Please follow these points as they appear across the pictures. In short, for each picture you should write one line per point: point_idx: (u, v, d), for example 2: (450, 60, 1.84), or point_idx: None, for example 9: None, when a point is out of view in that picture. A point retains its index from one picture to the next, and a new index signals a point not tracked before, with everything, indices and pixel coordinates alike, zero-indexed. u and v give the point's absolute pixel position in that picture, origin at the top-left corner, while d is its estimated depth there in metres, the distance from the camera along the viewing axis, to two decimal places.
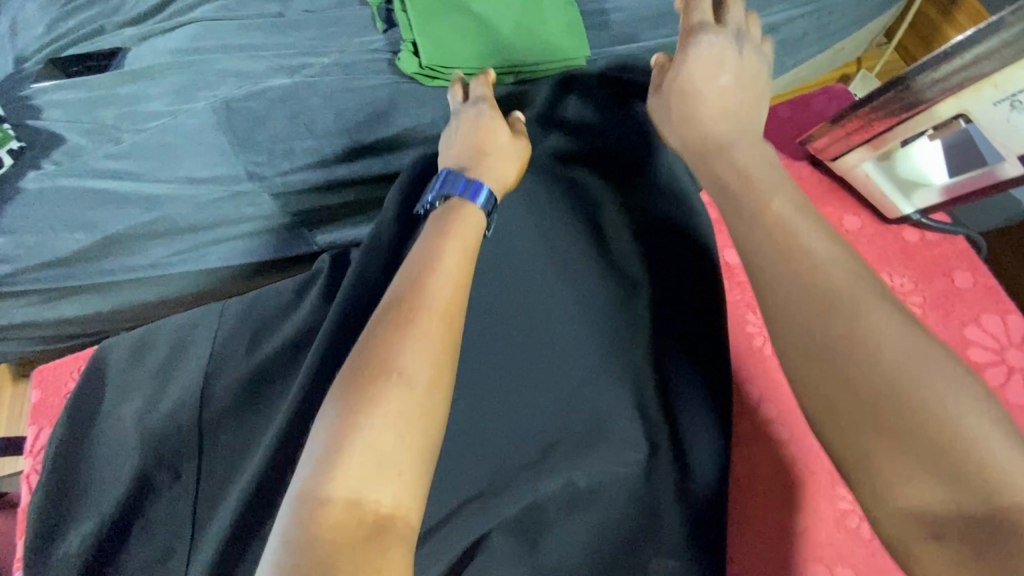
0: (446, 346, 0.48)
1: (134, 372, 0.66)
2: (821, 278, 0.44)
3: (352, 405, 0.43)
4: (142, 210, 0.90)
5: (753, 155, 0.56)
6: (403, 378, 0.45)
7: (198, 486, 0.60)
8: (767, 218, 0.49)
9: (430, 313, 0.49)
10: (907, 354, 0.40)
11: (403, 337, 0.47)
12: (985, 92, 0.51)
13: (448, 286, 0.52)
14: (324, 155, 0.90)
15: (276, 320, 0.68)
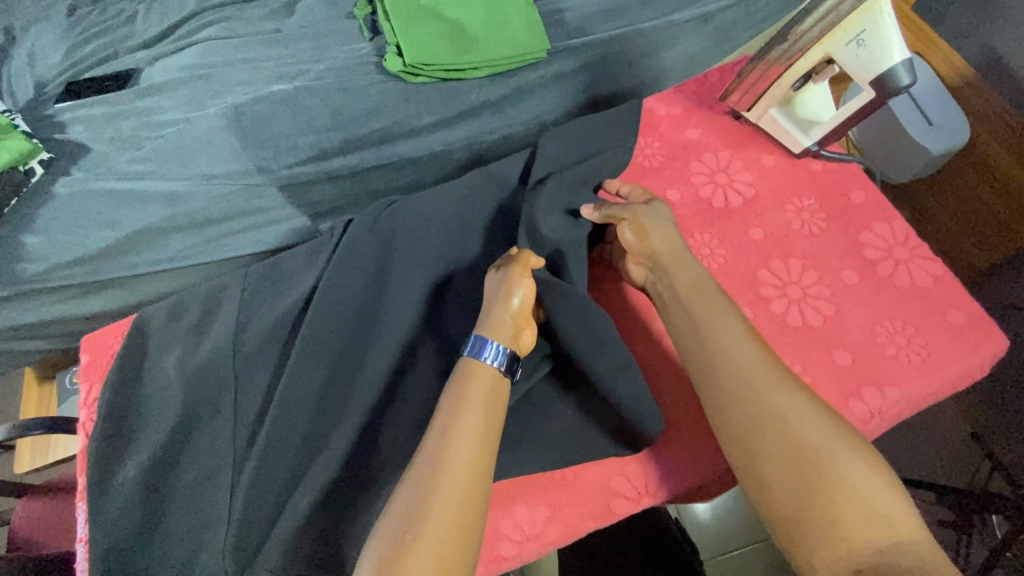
0: (471, 499, 0.54)
1: (172, 331, 0.77)
2: (752, 373, 0.59)
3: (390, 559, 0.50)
4: (162, 206, 1.01)
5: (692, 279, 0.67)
6: (430, 531, 0.52)
7: (237, 412, 0.70)
8: (705, 321, 0.63)
9: (452, 471, 0.55)
10: (817, 430, 0.56)
11: (425, 502, 0.53)
12: (839, 36, 0.65)
13: (471, 445, 0.57)
14: (323, 148, 1.02)
15: (291, 279, 0.78)
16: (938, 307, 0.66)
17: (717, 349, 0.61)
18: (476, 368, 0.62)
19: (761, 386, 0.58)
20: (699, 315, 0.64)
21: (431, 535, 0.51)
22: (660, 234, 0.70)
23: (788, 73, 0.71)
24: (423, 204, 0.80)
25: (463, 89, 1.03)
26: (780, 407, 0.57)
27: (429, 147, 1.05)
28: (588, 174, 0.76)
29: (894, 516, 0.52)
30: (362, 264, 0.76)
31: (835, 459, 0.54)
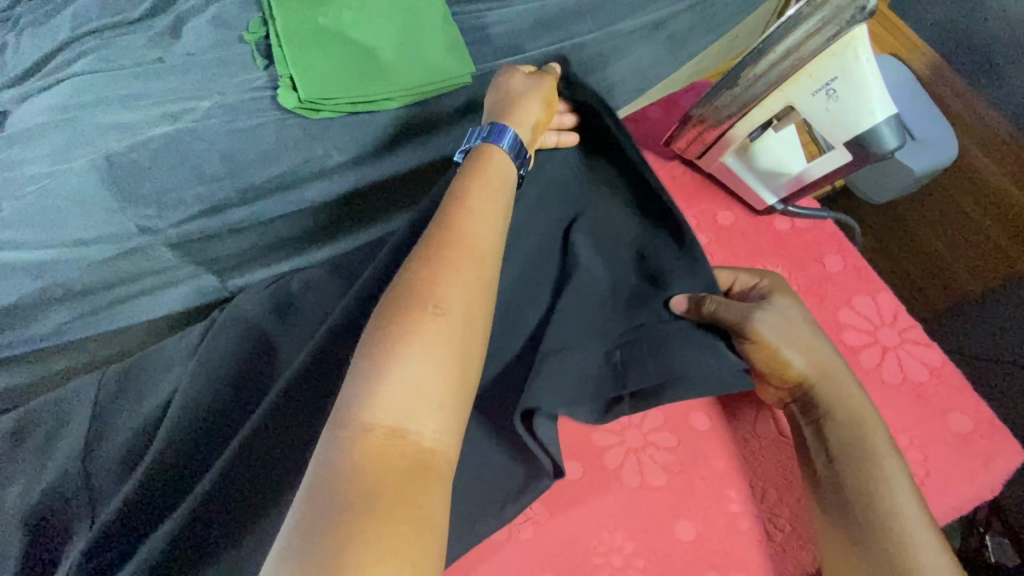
0: (481, 283, 0.49)
1: (12, 457, 0.62)
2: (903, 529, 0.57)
3: (392, 335, 0.44)
4: (31, 278, 0.86)
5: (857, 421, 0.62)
6: (439, 308, 0.46)
7: (73, 563, 0.54)
8: (873, 467, 0.60)
9: (468, 250, 0.51)
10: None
11: (452, 276, 0.48)
12: (805, 84, 0.59)
13: (481, 228, 0.53)
14: (217, 201, 0.88)
15: (159, 380, 0.68)
16: (936, 409, 0.66)
17: (879, 487, 0.59)
18: (484, 160, 0.59)
19: (869, 450, 0.61)
20: (867, 458, 0.60)
21: (456, 311, 0.47)
22: (808, 339, 0.65)
23: (743, 123, 0.66)
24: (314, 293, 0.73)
25: (379, 122, 0.88)
26: (892, 496, 0.58)
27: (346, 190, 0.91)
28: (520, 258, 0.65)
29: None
30: (231, 359, 0.67)
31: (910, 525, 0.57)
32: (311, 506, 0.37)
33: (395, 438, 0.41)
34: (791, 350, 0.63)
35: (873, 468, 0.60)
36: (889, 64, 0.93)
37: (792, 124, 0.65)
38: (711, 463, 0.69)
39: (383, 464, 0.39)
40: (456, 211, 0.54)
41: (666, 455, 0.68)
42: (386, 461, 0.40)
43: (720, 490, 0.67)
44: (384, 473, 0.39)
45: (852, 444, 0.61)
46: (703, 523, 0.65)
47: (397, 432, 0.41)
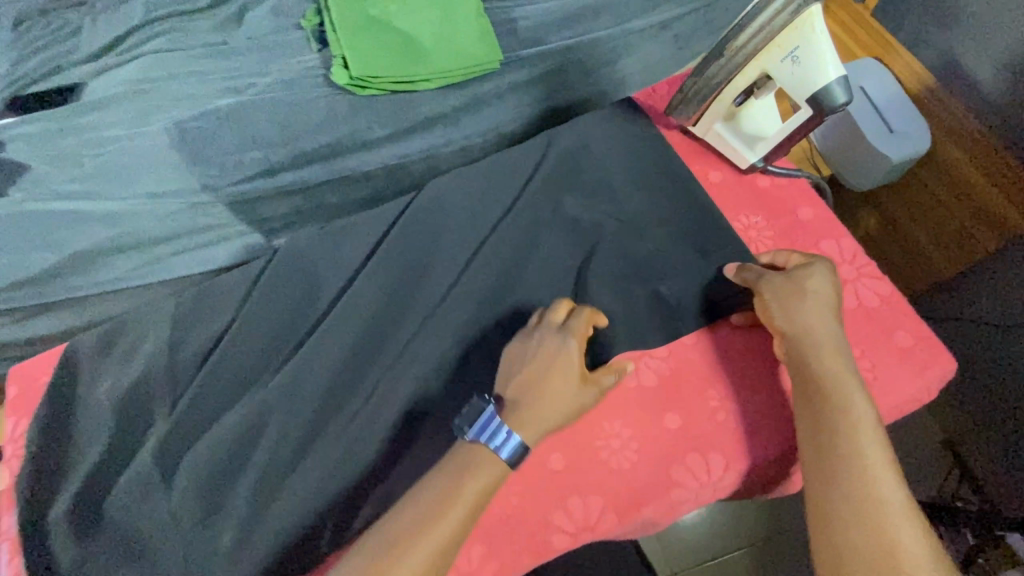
0: (469, 521, 0.54)
1: (101, 359, 0.72)
2: (870, 489, 0.53)
3: (380, 570, 0.51)
4: (106, 226, 0.98)
5: (839, 369, 0.61)
6: (423, 547, 0.52)
7: (162, 432, 0.67)
8: (843, 412, 0.57)
9: (472, 484, 0.55)
10: (912, 553, 0.49)
11: (432, 525, 0.53)
12: (775, 53, 0.65)
13: (494, 462, 0.57)
14: (271, 164, 0.99)
15: (220, 300, 0.74)
16: (885, 328, 0.71)
17: (845, 435, 0.56)
18: (524, 363, 0.62)
19: (843, 403, 0.58)
20: (838, 407, 0.58)
21: (429, 549, 0.52)
22: (820, 313, 0.64)
23: (726, 90, 0.72)
24: (355, 227, 0.77)
25: (417, 100, 1.00)
26: (859, 450, 0.55)
27: (380, 161, 1.02)
28: (538, 213, 0.77)
29: (905, 545, 0.49)
30: (279, 280, 0.74)
31: (885, 488, 0.53)
32: None
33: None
34: (809, 323, 0.64)
35: (852, 428, 0.56)
36: (867, 64, 1.05)
37: (771, 93, 0.71)
38: (699, 364, 0.69)
39: None
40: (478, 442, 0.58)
41: (654, 356, 0.69)
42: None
43: (704, 388, 0.67)
44: None
45: (824, 390, 0.60)
46: (686, 420, 0.64)
47: None
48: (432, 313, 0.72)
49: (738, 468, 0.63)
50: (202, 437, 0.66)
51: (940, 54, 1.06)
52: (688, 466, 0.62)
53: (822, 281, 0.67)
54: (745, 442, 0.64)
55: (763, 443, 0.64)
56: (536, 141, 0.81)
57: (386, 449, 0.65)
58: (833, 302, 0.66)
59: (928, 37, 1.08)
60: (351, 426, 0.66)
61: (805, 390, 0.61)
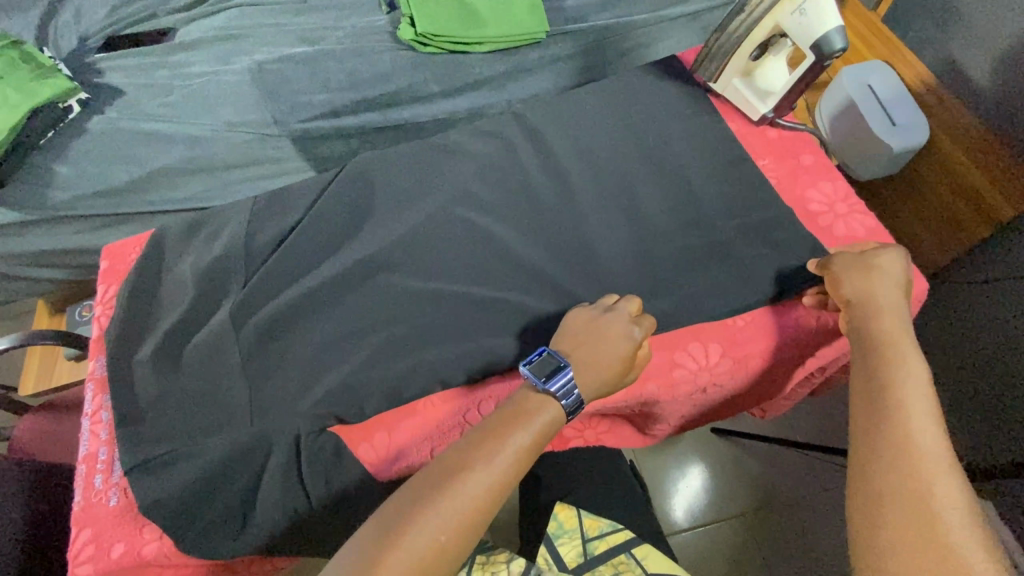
0: (520, 468, 0.56)
1: (187, 241, 0.85)
2: (909, 426, 0.50)
3: (430, 493, 0.52)
4: (184, 148, 1.11)
5: (895, 330, 0.59)
6: (475, 479, 0.53)
7: (236, 300, 0.77)
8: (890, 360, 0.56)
9: (525, 432, 0.58)
10: (946, 487, 0.46)
11: (502, 447, 0.56)
12: (786, 7, 0.67)
13: (547, 418, 0.59)
14: (335, 106, 1.11)
15: (291, 200, 0.85)
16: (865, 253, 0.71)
17: (889, 378, 0.55)
18: (597, 330, 0.65)
19: (892, 355, 0.57)
20: (885, 357, 0.57)
21: (496, 468, 0.55)
22: (884, 287, 0.63)
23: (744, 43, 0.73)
24: (409, 147, 0.88)
25: (470, 60, 1.13)
26: (902, 392, 0.53)
27: (429, 114, 1.13)
28: (574, 140, 0.83)
29: (927, 478, 0.46)
30: (343, 188, 0.84)
31: (912, 426, 0.50)
32: None
33: (421, 553, 0.49)
34: (869, 291, 0.63)
35: (882, 374, 0.55)
36: (879, 65, 1.16)
37: (785, 49, 0.74)
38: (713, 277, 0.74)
39: None
40: (538, 398, 0.61)
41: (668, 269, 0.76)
42: (409, 553, 0.49)
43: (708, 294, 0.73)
44: None
45: (871, 344, 0.59)
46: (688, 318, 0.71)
47: None
48: (472, 220, 0.79)
49: (733, 356, 0.69)
50: (269, 307, 0.76)
51: (943, 57, 1.15)
52: (688, 353, 0.70)
53: (900, 261, 0.65)
54: (745, 340, 0.70)
55: (760, 341, 0.70)
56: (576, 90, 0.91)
57: (424, 331, 0.72)
58: (902, 279, 0.64)
59: (931, 39, 1.17)
60: (392, 307, 0.74)
61: (855, 346, 0.60)
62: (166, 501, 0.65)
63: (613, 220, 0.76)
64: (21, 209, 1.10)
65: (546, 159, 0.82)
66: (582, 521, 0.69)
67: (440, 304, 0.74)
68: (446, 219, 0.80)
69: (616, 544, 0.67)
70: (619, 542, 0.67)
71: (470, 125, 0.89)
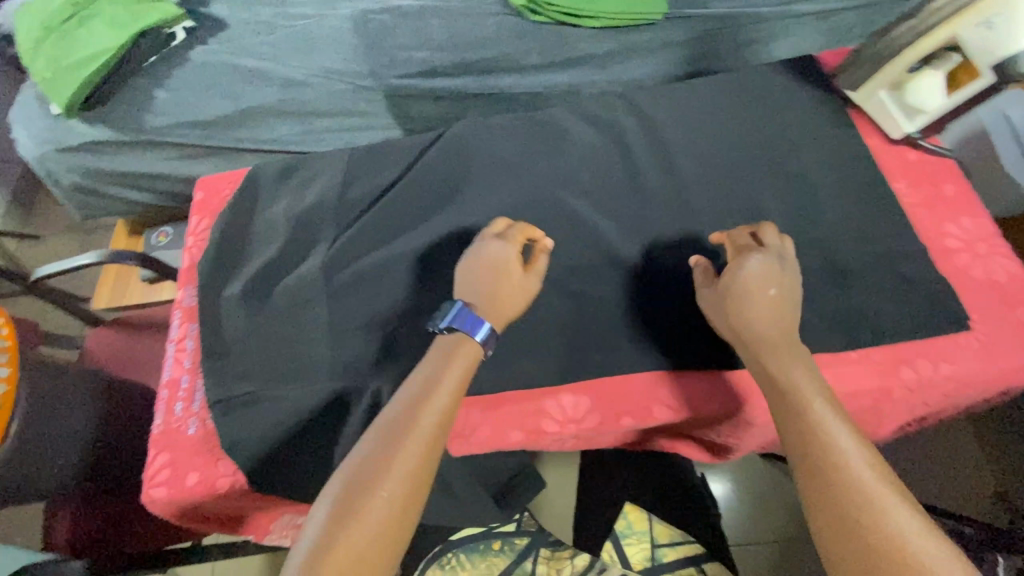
0: (448, 423, 0.55)
1: (282, 184, 0.84)
2: (856, 463, 0.48)
3: (366, 472, 0.50)
4: (281, 89, 1.11)
5: (793, 354, 0.56)
6: (407, 447, 0.52)
7: (326, 253, 0.77)
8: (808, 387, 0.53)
9: (444, 389, 0.57)
10: (911, 529, 0.44)
11: (423, 412, 0.54)
12: (970, 18, 0.61)
13: (460, 372, 0.58)
14: (433, 66, 1.09)
15: (388, 158, 0.84)
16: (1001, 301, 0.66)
17: (809, 414, 0.52)
18: (472, 267, 0.65)
19: (794, 385, 0.53)
20: (791, 388, 0.53)
21: (407, 427, 0.53)
22: (763, 307, 0.59)
23: (905, 53, 0.67)
24: (513, 118, 0.85)
25: (578, 35, 1.08)
26: (829, 425, 0.50)
27: (528, 87, 1.10)
28: (689, 138, 0.79)
29: (891, 521, 0.45)
30: (443, 152, 0.82)
31: (851, 465, 0.48)
32: None
33: (370, 536, 0.47)
34: (747, 318, 0.58)
35: (805, 408, 0.52)
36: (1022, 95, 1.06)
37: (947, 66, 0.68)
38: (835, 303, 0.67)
39: None
40: (442, 355, 0.59)
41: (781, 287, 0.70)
42: (358, 540, 0.47)
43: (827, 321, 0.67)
44: None
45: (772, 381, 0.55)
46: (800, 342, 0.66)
47: None
48: (575, 203, 0.76)
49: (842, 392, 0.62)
50: (360, 263, 0.76)
51: None
52: None
53: (774, 250, 0.62)
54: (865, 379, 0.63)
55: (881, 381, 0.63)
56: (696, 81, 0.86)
57: (514, 311, 0.71)
58: (782, 289, 0.60)
59: None
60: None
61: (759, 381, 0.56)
62: (246, 441, 0.66)
63: (725, 227, 0.72)
64: (118, 130, 1.12)
65: (657, 151, 0.78)
66: (651, 526, 0.76)
67: None
68: (547, 199, 0.77)
69: (684, 555, 0.73)
70: (689, 554, 0.73)
71: (578, 103, 0.85)
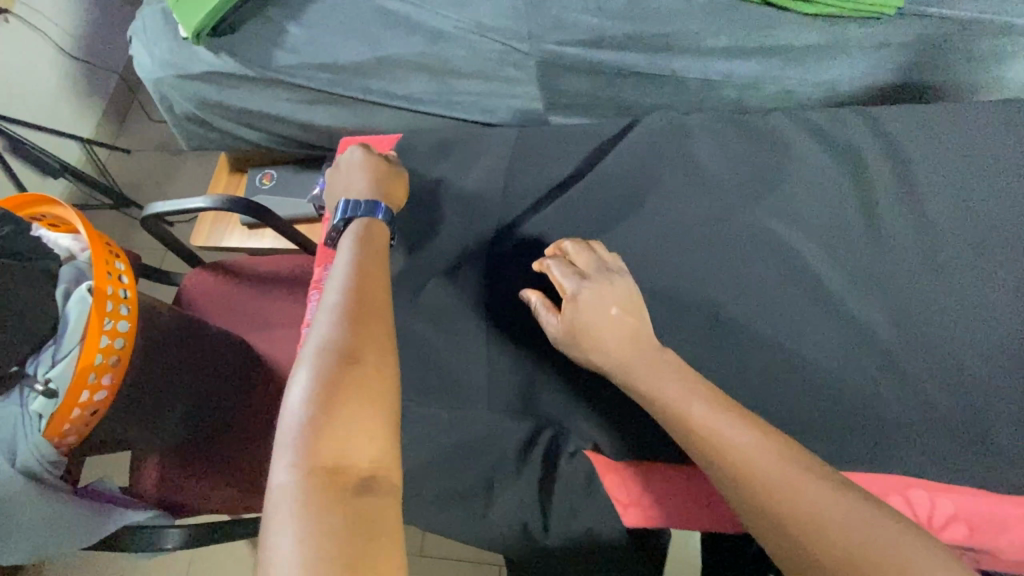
0: (385, 315, 0.55)
1: (439, 163, 0.74)
2: (756, 466, 0.45)
3: (320, 371, 0.48)
4: (424, 40, 0.98)
5: (675, 379, 0.51)
6: (354, 341, 0.51)
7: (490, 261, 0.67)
8: (688, 400, 0.49)
9: (366, 289, 0.56)
10: (838, 512, 0.42)
11: (360, 308, 0.54)
12: None
13: (374, 270, 0.58)
14: (601, 36, 0.94)
15: (562, 150, 0.73)
16: None
17: (696, 428, 0.48)
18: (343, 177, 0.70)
19: (676, 392, 0.50)
20: (676, 398, 0.50)
21: (351, 307, 0.54)
22: (619, 325, 0.54)
23: None
24: (715, 122, 0.71)
25: (782, 20, 0.91)
26: (719, 423, 0.47)
27: (705, 73, 0.94)
28: (937, 184, 0.65)
29: (812, 501, 0.43)
30: (633, 154, 0.70)
31: (754, 464, 0.45)
32: (284, 503, 0.42)
33: (357, 424, 0.46)
34: (613, 347, 0.54)
35: (695, 418, 0.48)
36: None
37: None
38: None
39: (321, 485, 0.43)
40: (351, 264, 0.59)
41: None
42: (343, 430, 0.46)
43: None
44: (327, 512, 0.41)
45: (668, 419, 0.50)
46: None
47: (334, 468, 0.44)
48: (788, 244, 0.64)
49: None
50: (527, 272, 0.66)
51: None
52: None
53: (593, 262, 0.59)
54: None
55: None
56: (958, 105, 0.69)
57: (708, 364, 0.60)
58: (631, 299, 0.56)
59: None
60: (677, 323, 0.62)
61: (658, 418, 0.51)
62: None
63: (980, 306, 0.59)
64: (243, 63, 1.02)
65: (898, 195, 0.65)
66: None
67: (731, 337, 0.61)
68: (754, 232, 0.65)
69: None
70: None
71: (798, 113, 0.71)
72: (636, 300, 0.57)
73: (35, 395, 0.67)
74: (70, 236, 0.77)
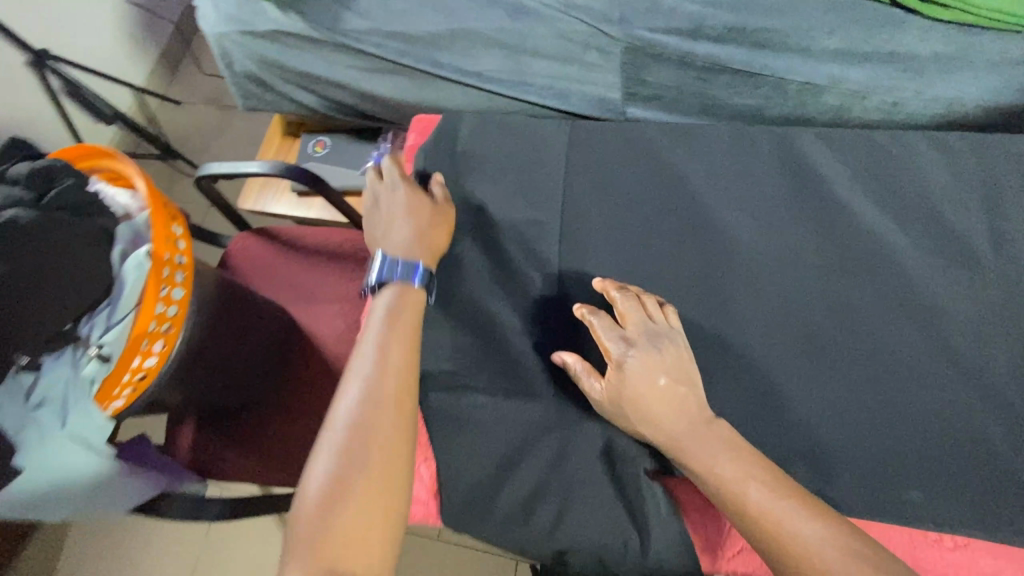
0: (408, 392, 0.60)
1: None
2: (811, 551, 0.50)
3: (339, 449, 0.54)
4: (506, 15, 0.93)
5: (728, 455, 0.56)
6: (374, 422, 0.56)
7: None
8: (746, 480, 0.54)
9: (394, 366, 0.61)
10: None
11: (383, 384, 0.59)
12: None
13: (405, 346, 0.63)
14: (700, 26, 0.87)
15: None
16: None
17: (754, 510, 0.53)
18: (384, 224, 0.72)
19: (731, 475, 0.55)
20: (734, 481, 0.55)
21: (374, 386, 0.59)
22: (667, 391, 0.59)
23: None
24: None
25: (899, 23, 0.84)
26: (774, 508, 0.53)
27: (809, 76, 0.85)
28: None
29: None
30: None
31: (808, 551, 0.50)
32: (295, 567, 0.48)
33: (364, 502, 0.52)
34: (656, 412, 0.59)
35: (750, 500, 0.54)
36: None
37: None
38: None
39: (328, 559, 0.48)
40: (386, 331, 0.63)
41: None
42: (351, 507, 0.51)
43: None
44: None
45: (723, 492, 0.55)
46: None
47: (338, 543, 0.49)
48: None
49: None
50: None
51: None
52: None
53: (642, 325, 0.62)
54: None
55: None
56: None
57: None
58: (679, 359, 0.61)
59: None
60: None
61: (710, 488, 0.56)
62: None
63: None
64: (311, 24, 0.97)
65: None
66: None
67: None
68: None
69: None
70: None
71: None
72: (682, 358, 0.62)
73: (89, 359, 0.63)
74: (126, 193, 0.73)
